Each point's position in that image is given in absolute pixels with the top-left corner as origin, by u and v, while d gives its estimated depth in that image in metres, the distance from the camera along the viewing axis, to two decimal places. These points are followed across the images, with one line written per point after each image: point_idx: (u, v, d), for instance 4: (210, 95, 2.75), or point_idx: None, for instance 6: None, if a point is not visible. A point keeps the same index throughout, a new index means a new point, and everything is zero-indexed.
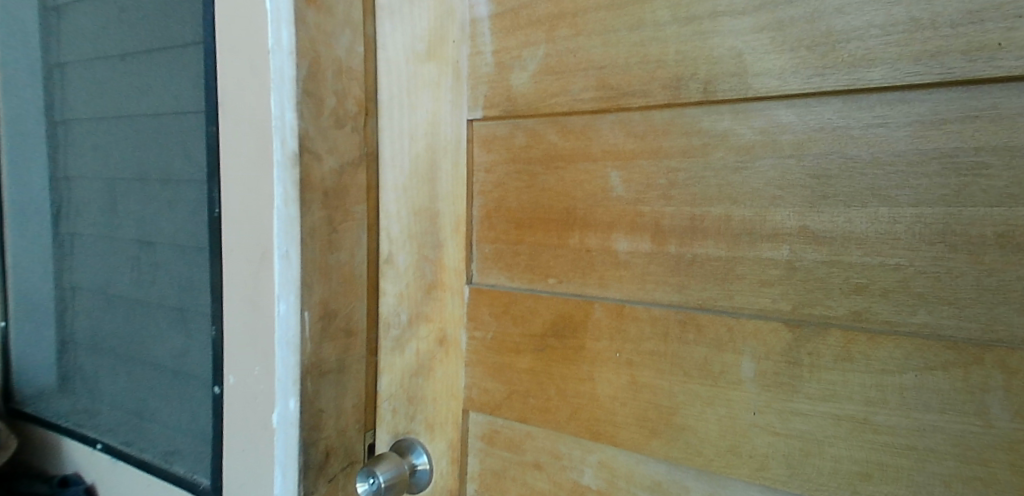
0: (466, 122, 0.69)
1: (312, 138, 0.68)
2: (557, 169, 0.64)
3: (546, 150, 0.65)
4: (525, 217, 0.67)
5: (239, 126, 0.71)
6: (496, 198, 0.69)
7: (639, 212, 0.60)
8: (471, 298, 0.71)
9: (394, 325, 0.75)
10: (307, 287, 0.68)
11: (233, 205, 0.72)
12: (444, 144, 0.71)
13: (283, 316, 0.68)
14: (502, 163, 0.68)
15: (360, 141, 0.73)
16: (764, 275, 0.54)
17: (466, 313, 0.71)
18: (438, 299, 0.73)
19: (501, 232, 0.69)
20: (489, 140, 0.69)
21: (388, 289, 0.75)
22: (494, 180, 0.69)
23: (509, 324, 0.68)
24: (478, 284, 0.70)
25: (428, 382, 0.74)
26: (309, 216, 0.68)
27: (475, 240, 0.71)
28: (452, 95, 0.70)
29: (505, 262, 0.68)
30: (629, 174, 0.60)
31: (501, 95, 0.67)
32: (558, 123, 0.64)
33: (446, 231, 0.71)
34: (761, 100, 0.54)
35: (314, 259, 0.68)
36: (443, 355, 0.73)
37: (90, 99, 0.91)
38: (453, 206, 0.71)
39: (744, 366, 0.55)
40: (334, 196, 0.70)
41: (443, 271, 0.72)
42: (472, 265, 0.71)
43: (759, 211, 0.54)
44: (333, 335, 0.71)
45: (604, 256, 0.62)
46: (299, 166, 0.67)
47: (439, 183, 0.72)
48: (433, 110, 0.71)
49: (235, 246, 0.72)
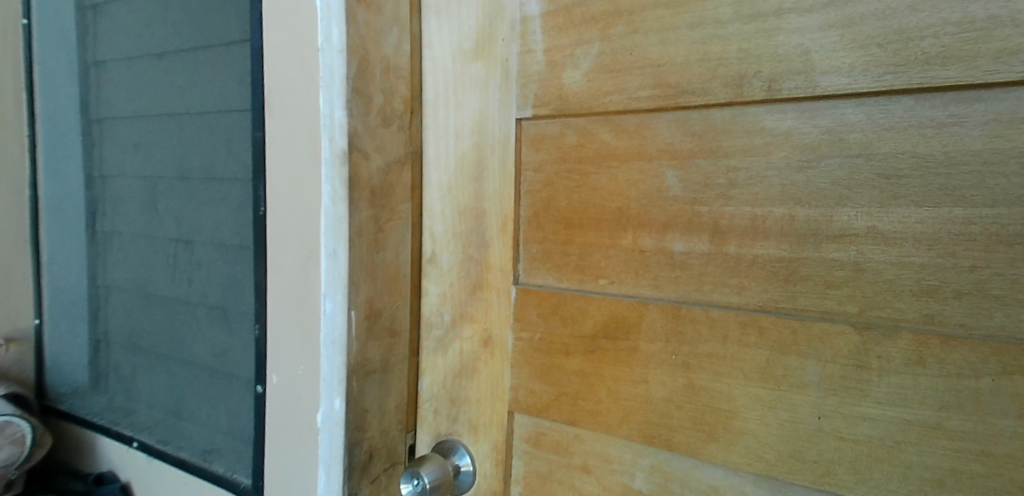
0: (516, 121, 0.69)
1: (361, 136, 0.67)
2: (609, 168, 0.64)
3: (598, 149, 0.64)
4: (575, 216, 0.66)
5: (286, 123, 0.71)
6: (545, 197, 0.68)
7: (696, 212, 0.59)
8: (518, 298, 0.70)
9: (437, 326, 0.75)
10: (355, 286, 0.67)
11: (280, 203, 0.72)
12: (492, 143, 0.70)
13: (330, 315, 0.67)
14: (552, 162, 0.67)
15: (406, 140, 0.72)
16: (829, 277, 0.53)
17: (512, 313, 0.70)
18: (483, 299, 0.72)
19: (549, 231, 0.68)
20: (537, 139, 0.68)
21: (431, 289, 0.75)
22: (542, 179, 0.68)
23: (558, 325, 0.67)
24: (525, 284, 0.69)
25: (472, 383, 0.73)
26: (356, 214, 0.67)
27: (522, 239, 0.70)
28: (501, 93, 0.69)
29: (554, 262, 0.68)
30: (686, 174, 0.59)
31: (552, 94, 0.66)
32: (612, 121, 0.63)
33: (492, 231, 0.71)
34: (828, 98, 0.53)
35: (360, 258, 0.68)
36: (488, 356, 0.72)
37: (130, 98, 0.91)
38: (500, 205, 0.70)
39: (808, 370, 0.54)
40: (381, 195, 0.70)
41: (489, 272, 0.71)
42: (519, 265, 0.70)
43: (824, 212, 0.53)
44: (378, 335, 0.70)
45: (659, 257, 0.61)
46: (348, 164, 0.66)
47: (485, 182, 0.71)
48: (480, 109, 0.70)
49: (280, 244, 0.72)
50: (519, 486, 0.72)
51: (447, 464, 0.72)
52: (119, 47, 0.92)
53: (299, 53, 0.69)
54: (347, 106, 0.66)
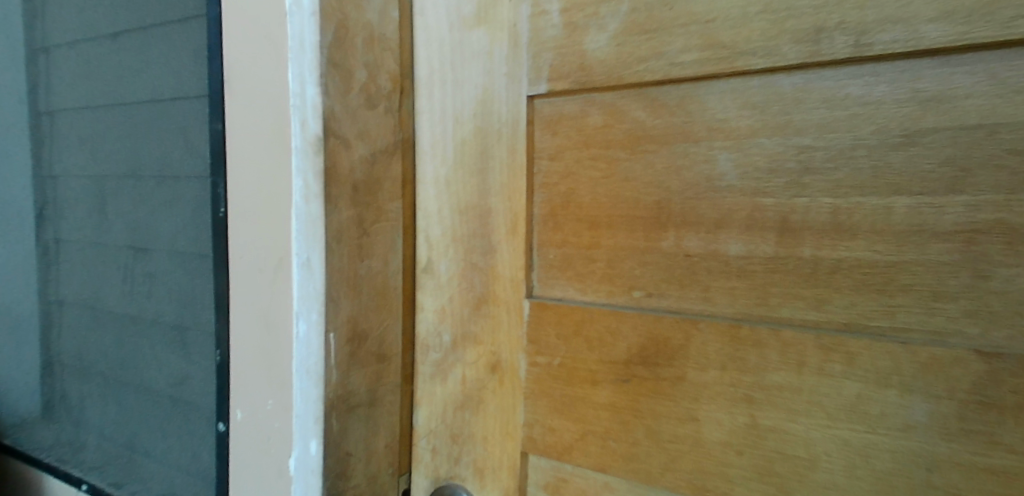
0: (527, 99, 0.57)
1: (337, 119, 0.55)
2: (643, 153, 0.51)
3: (630, 129, 0.52)
4: (601, 214, 0.54)
5: (248, 105, 0.58)
6: (564, 192, 0.56)
7: (758, 206, 0.47)
8: (532, 315, 0.57)
9: (434, 349, 0.62)
10: (334, 302, 0.55)
11: (241, 202, 0.59)
12: (498, 127, 0.58)
13: (303, 339, 0.55)
14: (572, 147, 0.55)
15: (397, 125, 0.60)
16: (939, 286, 0.42)
17: (526, 333, 0.58)
18: (490, 316, 0.59)
19: (570, 233, 0.56)
20: (554, 121, 0.56)
21: (426, 304, 0.62)
22: (561, 169, 0.56)
23: (582, 348, 0.54)
24: (540, 298, 0.57)
25: (477, 418, 0.60)
26: (333, 214, 0.55)
27: (536, 243, 0.57)
28: (508, 66, 0.57)
29: (576, 270, 0.55)
30: (744, 157, 0.47)
31: (573, 63, 0.54)
32: (647, 95, 0.51)
33: (500, 234, 0.58)
34: (936, 54, 0.41)
35: (340, 268, 0.55)
36: (496, 385, 0.59)
37: (82, 86, 0.79)
38: (509, 203, 0.58)
39: (914, 408, 0.42)
40: (365, 192, 0.57)
41: (496, 283, 0.59)
42: (533, 274, 0.58)
43: (933, 202, 0.42)
44: (364, 361, 0.58)
45: (712, 263, 0.49)
46: (324, 152, 0.54)
47: (490, 175, 0.59)
48: (484, 85, 0.58)
49: (243, 252, 0.59)
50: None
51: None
52: (71, 28, 0.79)
53: (264, 20, 0.57)
54: (321, 80, 0.54)
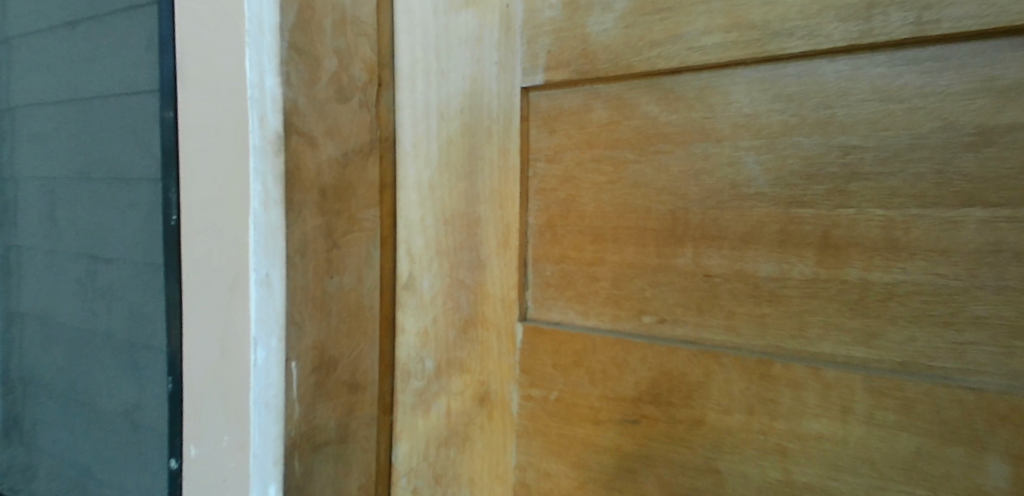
0: (521, 91, 0.50)
1: (298, 115, 0.47)
2: (656, 155, 0.44)
3: (640, 126, 0.45)
4: (606, 225, 0.46)
5: (201, 97, 0.51)
6: (563, 200, 0.48)
7: (792, 218, 0.40)
8: (525, 341, 0.50)
9: (415, 377, 0.54)
10: (297, 326, 0.48)
11: (196, 208, 0.51)
12: (488, 124, 0.51)
13: (262, 369, 0.47)
14: (573, 148, 0.48)
15: (373, 121, 0.53)
16: (1021, 319, 0.34)
17: (518, 361, 0.50)
18: (479, 341, 0.52)
19: (569, 247, 0.48)
20: (552, 117, 0.49)
21: (407, 326, 0.54)
22: (560, 173, 0.49)
23: (583, 381, 0.47)
24: (535, 321, 0.50)
25: (462, 457, 0.53)
26: (296, 223, 0.47)
27: (531, 258, 0.50)
28: (500, 53, 0.50)
29: (577, 290, 0.48)
30: (775, 160, 0.40)
31: (574, 49, 0.47)
32: (661, 86, 0.44)
33: (489, 246, 0.51)
34: (1017, 33, 0.34)
35: (303, 285, 0.48)
36: (484, 420, 0.52)
37: (41, 87, 0.74)
38: (500, 212, 0.50)
39: (988, 469, 0.35)
40: (334, 198, 0.50)
41: (486, 303, 0.51)
42: (527, 293, 0.50)
43: (1013, 217, 0.34)
44: (334, 392, 0.50)
45: (738, 285, 0.41)
46: (285, 152, 0.47)
47: (479, 179, 0.51)
48: (472, 76, 0.51)
49: (197, 266, 0.52)
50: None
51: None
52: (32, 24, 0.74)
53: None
54: (282, 68, 0.46)
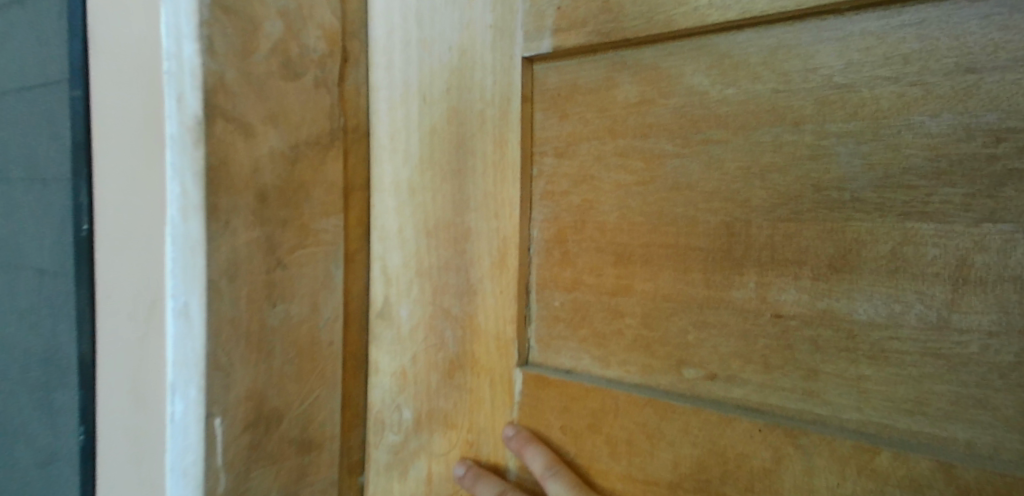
0: (524, 60, 0.38)
1: (218, 95, 0.32)
2: (703, 146, 0.32)
3: (682, 105, 0.33)
4: (634, 242, 0.34)
5: (110, 42, 0.35)
6: (578, 207, 0.36)
7: (912, 237, 0.27)
8: (525, 392, 0.38)
9: (390, 429, 0.41)
10: (223, 373, 0.33)
11: (109, 199, 0.36)
12: (482, 106, 0.38)
13: (178, 429, 0.32)
14: (591, 137, 0.36)
15: (335, 109, 0.38)
16: None
17: (516, 418, 0.39)
18: (468, 390, 0.40)
19: (586, 270, 0.36)
20: (562, 97, 0.37)
21: (381, 365, 0.41)
22: (574, 169, 0.36)
23: (601, 451, 0.35)
24: (538, 368, 0.38)
25: None
26: (224, 239, 0.32)
27: (535, 284, 0.38)
28: (496, 14, 0.38)
29: (595, 327, 0.36)
30: (882, 150, 0.27)
31: (594, 1, 0.35)
32: (708, 50, 0.32)
33: (481, 267, 0.39)
34: None
35: (234, 318, 0.33)
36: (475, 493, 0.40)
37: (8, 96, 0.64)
38: (494, 222, 0.38)
39: None
40: (279, 202, 0.35)
41: (476, 341, 0.39)
42: (530, 330, 0.39)
43: None
44: (277, 455, 0.36)
45: (824, 331, 0.29)
46: (207, 143, 0.31)
47: (470, 180, 0.39)
48: (461, 44, 0.38)
49: (106, 280, 0.37)
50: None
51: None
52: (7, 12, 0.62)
53: None
54: (204, 30, 0.31)
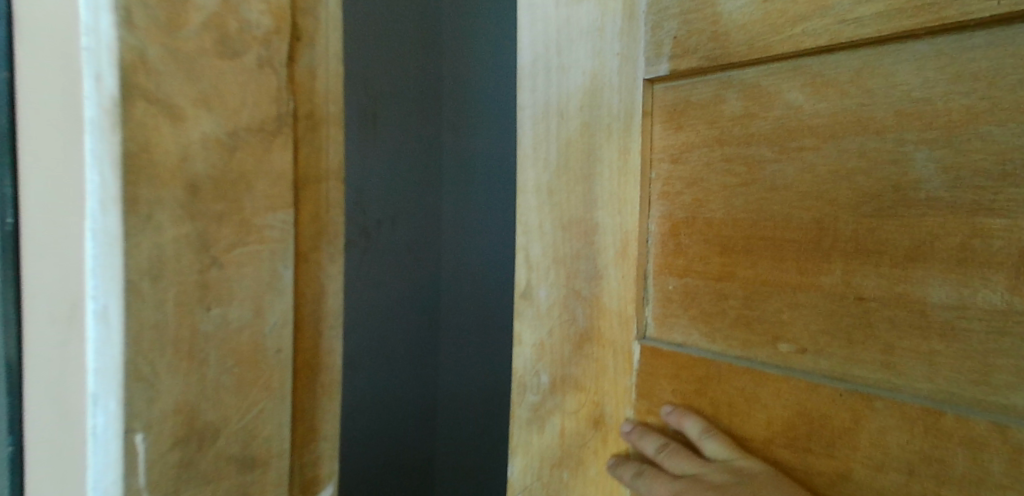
0: (644, 84, 0.43)
1: (138, 70, 0.35)
2: (795, 152, 0.36)
3: (781, 118, 0.37)
4: (737, 235, 0.39)
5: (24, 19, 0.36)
6: (689, 205, 0.41)
7: (979, 230, 0.31)
8: (643, 362, 0.44)
9: (532, 390, 0.50)
10: (147, 384, 0.37)
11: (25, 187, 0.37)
12: (608, 122, 0.44)
13: (103, 437, 0.37)
14: (701, 145, 0.41)
15: (280, 91, 0.41)
16: None
17: (634, 384, 0.45)
18: (594, 359, 0.46)
19: (695, 258, 0.41)
20: (676, 111, 0.42)
21: (524, 337, 0.49)
22: (686, 172, 0.41)
23: (705, 411, 0.41)
24: (654, 341, 0.44)
25: (576, 481, 0.48)
26: (150, 236, 0.36)
27: (653, 270, 0.44)
28: (622, 43, 0.44)
29: (702, 308, 0.41)
30: (955, 155, 0.31)
31: (703, 33, 0.40)
32: (803, 71, 0.36)
33: (606, 256, 0.45)
34: None
35: (158, 326, 0.37)
36: (601, 443, 0.47)
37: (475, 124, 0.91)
38: (618, 217, 0.44)
39: None
40: (213, 196, 0.38)
41: (602, 317, 0.46)
42: (647, 309, 0.44)
43: None
44: (213, 473, 0.40)
45: (899, 312, 0.33)
46: (125, 128, 0.34)
47: (597, 183, 0.45)
48: (593, 70, 0.45)
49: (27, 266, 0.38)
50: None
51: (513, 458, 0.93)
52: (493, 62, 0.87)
53: None
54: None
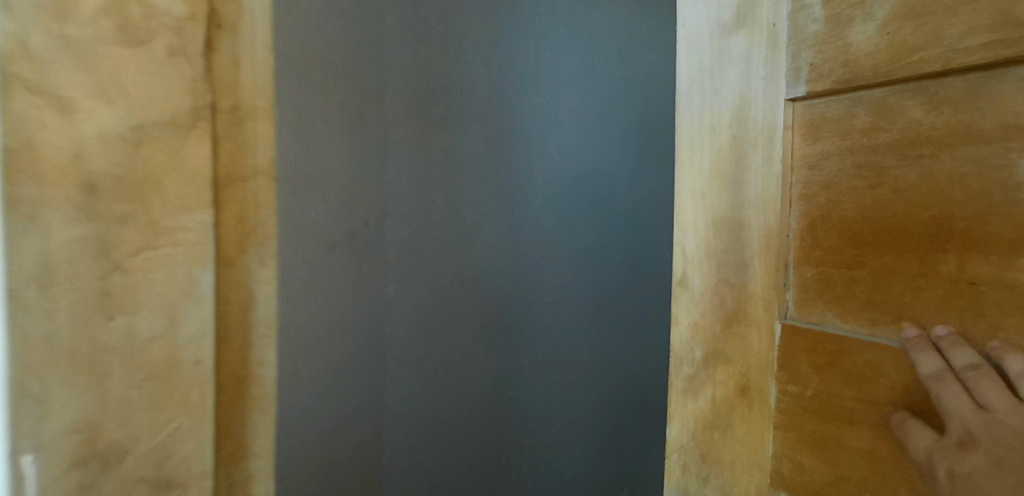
0: (785, 105, 0.39)
1: (20, 61, 0.36)
2: (921, 152, 0.34)
3: (901, 132, 0.34)
4: (864, 225, 0.36)
5: None
6: (824, 204, 0.38)
7: None
8: (785, 341, 0.40)
9: (686, 364, 0.45)
10: (37, 402, 0.38)
11: None
12: (757, 137, 0.40)
13: None
14: (833, 153, 0.37)
15: (200, 83, 0.45)
16: None
17: (776, 361, 0.40)
18: (743, 337, 0.41)
19: (827, 250, 0.38)
20: (812, 126, 0.38)
21: (680, 317, 0.45)
22: (819, 167, 0.38)
23: (841, 386, 0.37)
24: (797, 321, 0.39)
25: (727, 445, 0.43)
26: (38, 239, 0.37)
27: (792, 261, 0.39)
28: (766, 68, 0.40)
29: (836, 295, 0.37)
30: None
31: (836, 61, 0.37)
32: (925, 90, 0.34)
33: (752, 247, 0.41)
34: None
35: (66, 340, 0.39)
36: (748, 413, 0.42)
37: (597, 141, 0.91)
38: (765, 215, 0.40)
39: None
40: (117, 192, 0.40)
41: (749, 302, 0.41)
42: (787, 294, 0.40)
43: None
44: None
45: (1003, 294, 0.31)
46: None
47: (747, 185, 0.41)
48: (743, 91, 0.41)
49: None
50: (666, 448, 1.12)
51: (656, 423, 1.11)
52: (557, 69, 0.84)
53: None
54: None
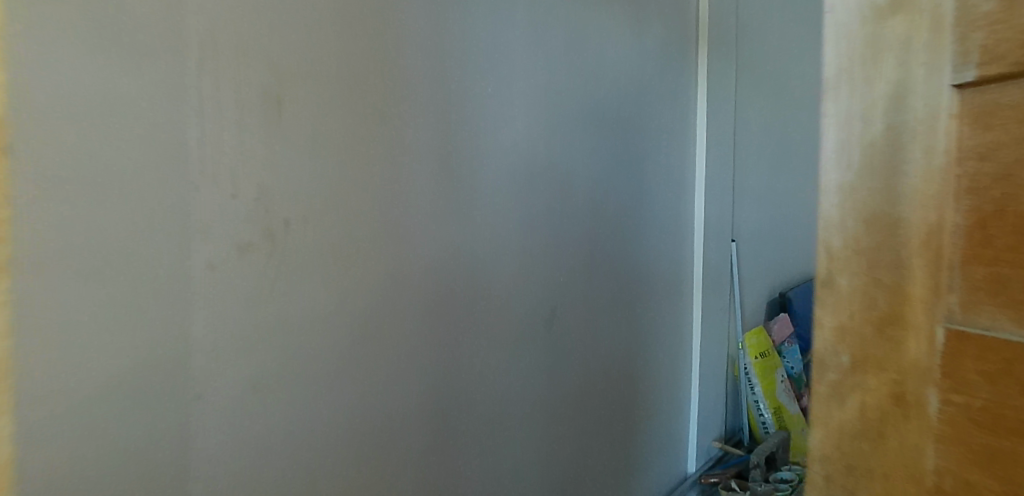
0: (953, 91, 0.35)
1: None
2: None
3: None
4: None
5: None
6: (1001, 198, 0.33)
7: None
8: (951, 345, 0.36)
9: (831, 369, 0.41)
10: None
11: None
12: (921, 128, 0.36)
13: None
14: (1015, 139, 0.32)
15: None
16: None
17: (939, 366, 0.36)
18: (904, 343, 0.38)
19: (1003, 250, 0.33)
20: (985, 112, 0.34)
21: (824, 318, 0.41)
22: (996, 153, 0.33)
23: (1018, 399, 0.33)
24: (966, 327, 0.35)
25: (881, 451, 0.39)
26: None
27: (958, 261, 0.35)
28: (928, 50, 0.36)
29: (1013, 300, 0.33)
30: None
31: (1014, 37, 0.32)
32: None
33: (915, 243, 0.37)
34: None
35: None
36: (905, 421, 0.38)
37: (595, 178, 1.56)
38: (933, 209, 0.36)
39: None
40: None
41: (906, 304, 0.37)
42: (947, 296, 0.36)
43: None
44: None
45: None
46: None
47: (908, 178, 0.37)
48: (903, 75, 0.37)
49: None
50: (484, 411, 1.38)
51: (466, 391, 1.33)
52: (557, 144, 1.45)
53: None
54: None
